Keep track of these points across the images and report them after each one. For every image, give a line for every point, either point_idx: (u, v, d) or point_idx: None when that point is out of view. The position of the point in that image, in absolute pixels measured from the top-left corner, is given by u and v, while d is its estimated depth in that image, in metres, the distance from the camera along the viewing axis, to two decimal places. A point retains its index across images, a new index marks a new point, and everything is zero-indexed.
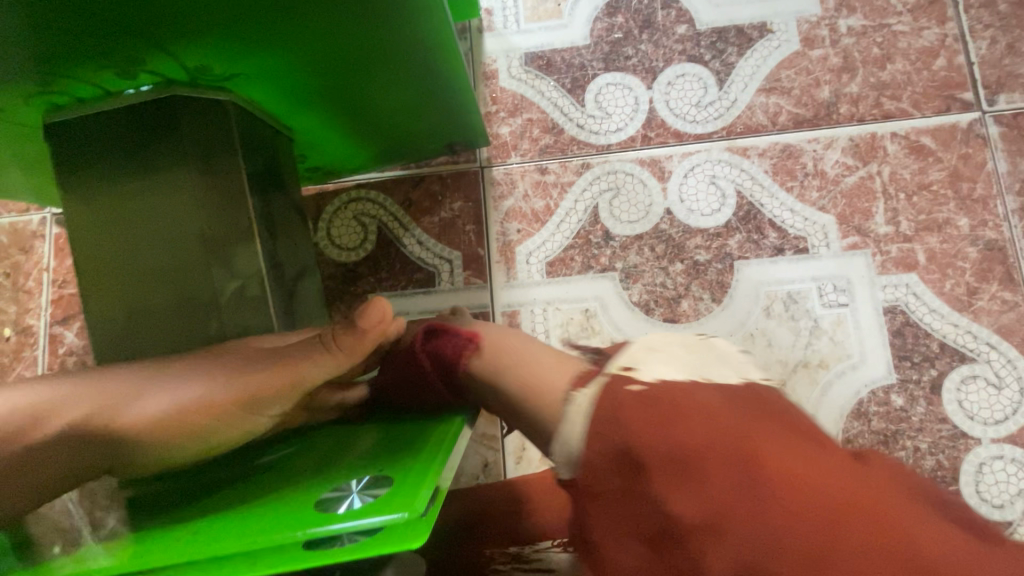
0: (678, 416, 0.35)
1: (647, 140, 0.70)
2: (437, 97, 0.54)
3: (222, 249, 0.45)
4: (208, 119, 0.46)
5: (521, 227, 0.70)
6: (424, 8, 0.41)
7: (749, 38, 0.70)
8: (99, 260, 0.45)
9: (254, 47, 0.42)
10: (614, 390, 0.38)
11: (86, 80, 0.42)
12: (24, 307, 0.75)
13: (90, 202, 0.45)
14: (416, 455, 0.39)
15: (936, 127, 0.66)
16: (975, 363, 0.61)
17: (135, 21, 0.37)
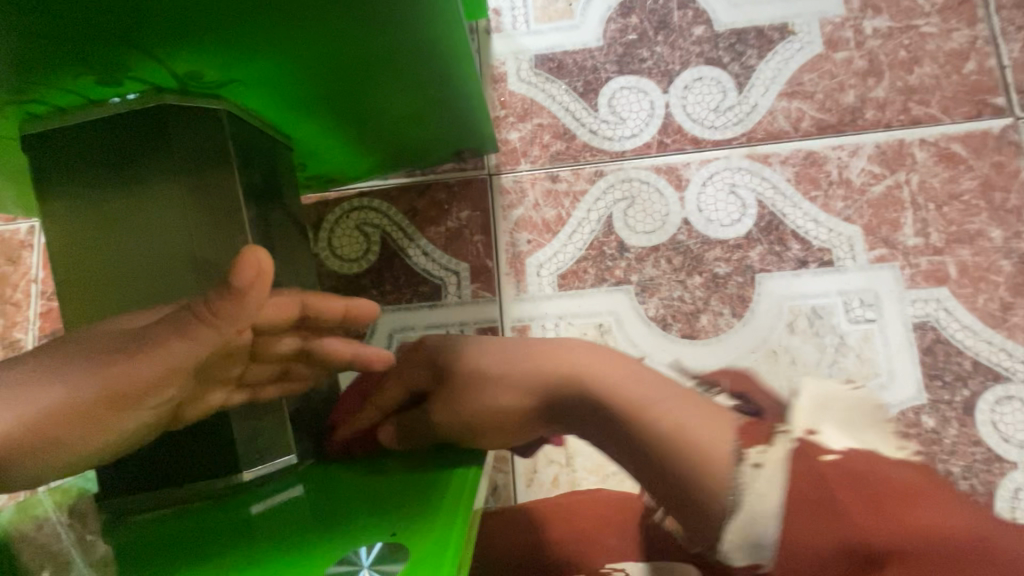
0: (880, 497, 0.40)
1: (663, 146, 0.67)
2: (444, 103, 0.51)
3: (215, 271, 0.41)
4: (200, 130, 0.42)
5: (531, 237, 0.67)
6: (437, 10, 0.39)
7: (769, 39, 0.67)
8: (82, 281, 0.42)
9: (250, 54, 0.39)
10: (804, 455, 0.42)
11: (66, 89, 0.39)
12: (9, 321, 0.72)
13: (70, 219, 0.42)
14: (432, 518, 0.36)
15: (967, 133, 0.63)
16: (1010, 383, 0.59)
17: (122, 26, 0.34)
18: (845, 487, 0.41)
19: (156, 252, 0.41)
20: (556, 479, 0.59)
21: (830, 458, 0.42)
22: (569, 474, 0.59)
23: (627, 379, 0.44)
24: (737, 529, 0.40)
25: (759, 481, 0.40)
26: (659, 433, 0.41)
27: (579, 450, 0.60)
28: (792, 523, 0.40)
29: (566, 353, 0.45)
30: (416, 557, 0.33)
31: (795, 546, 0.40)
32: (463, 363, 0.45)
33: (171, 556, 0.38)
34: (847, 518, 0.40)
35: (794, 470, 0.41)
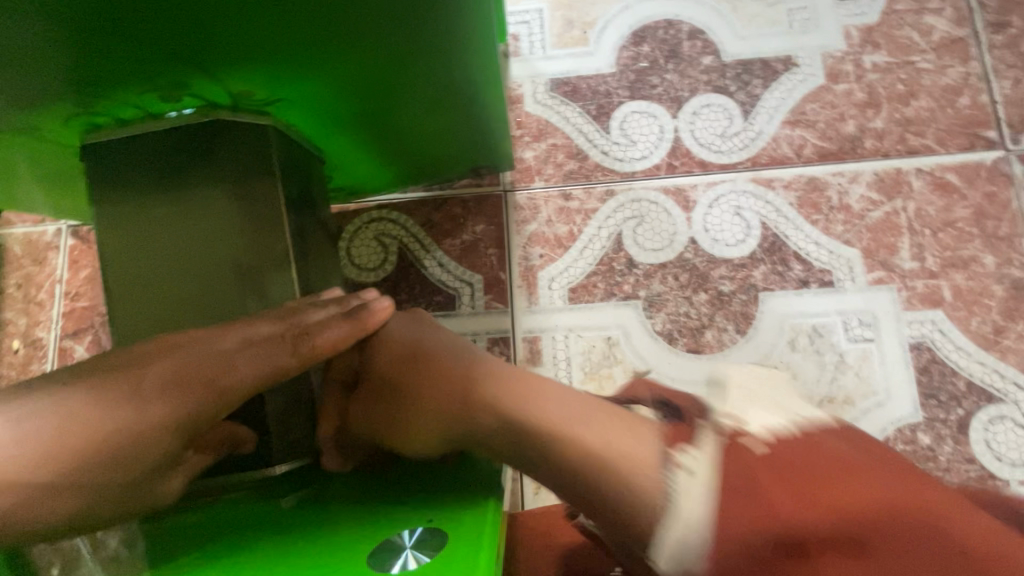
0: (816, 477, 0.35)
1: (671, 168, 0.70)
2: (469, 115, 0.53)
3: (257, 275, 0.44)
4: (250, 143, 0.45)
5: (543, 252, 0.69)
6: (474, 44, 0.43)
7: (774, 70, 0.71)
8: (130, 283, 0.44)
9: (297, 67, 0.41)
10: (731, 451, 0.37)
11: (128, 102, 0.42)
12: (34, 319, 0.74)
13: (121, 225, 0.44)
14: (458, 522, 0.39)
15: (961, 164, 0.67)
16: (1002, 404, 0.61)
17: (190, 46, 0.37)
18: (771, 478, 0.35)
19: (202, 258, 0.44)
20: None
21: (756, 454, 0.36)
22: None
23: (604, 422, 0.39)
24: (667, 550, 0.35)
25: (691, 486, 0.36)
26: (606, 480, 0.38)
27: None
28: (724, 524, 0.34)
29: (506, 380, 0.42)
30: (453, 545, 0.37)
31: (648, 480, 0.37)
32: (385, 370, 0.44)
33: (209, 547, 0.41)
34: (769, 506, 0.34)
35: (719, 469, 0.36)
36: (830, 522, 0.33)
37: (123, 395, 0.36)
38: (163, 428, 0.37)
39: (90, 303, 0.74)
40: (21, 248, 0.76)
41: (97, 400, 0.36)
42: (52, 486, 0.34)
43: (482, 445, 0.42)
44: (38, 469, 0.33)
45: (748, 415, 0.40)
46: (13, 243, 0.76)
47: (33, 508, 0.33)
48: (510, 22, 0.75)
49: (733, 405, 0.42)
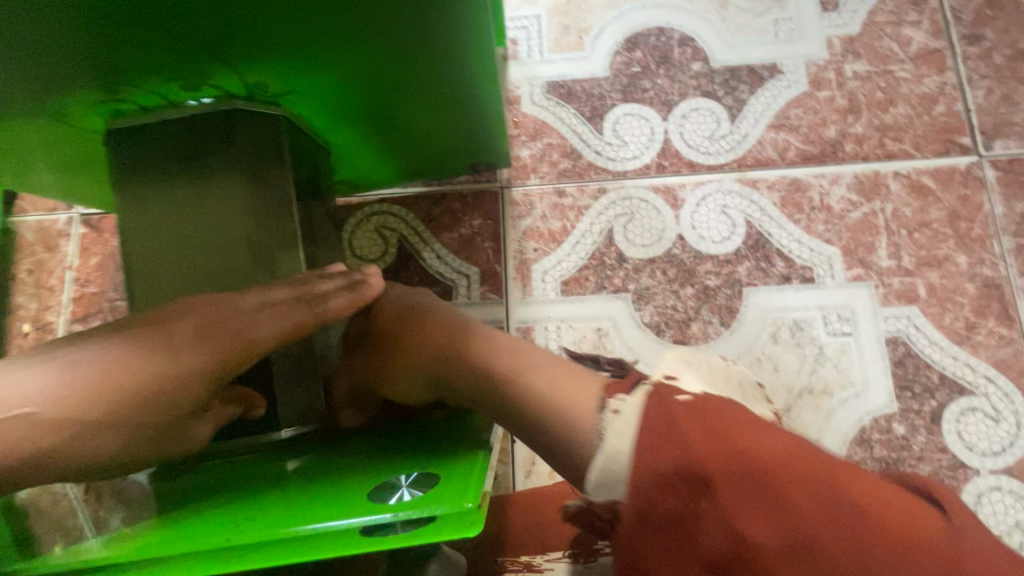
0: (726, 432, 0.37)
1: (661, 168, 0.73)
2: (470, 109, 0.55)
3: (267, 253, 0.47)
4: (262, 131, 0.48)
5: (537, 246, 0.72)
6: (474, 49, 0.46)
7: (760, 77, 0.74)
8: (146, 258, 0.47)
9: (307, 61, 0.44)
10: (661, 400, 0.40)
11: (151, 90, 0.45)
12: (43, 304, 0.76)
13: (140, 204, 0.47)
14: (454, 467, 0.39)
15: (936, 168, 0.70)
16: (973, 396, 0.64)
17: (212, 37, 0.40)
18: (690, 419, 0.38)
19: (217, 236, 0.46)
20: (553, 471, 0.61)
21: (679, 402, 0.39)
22: None
23: (564, 379, 0.44)
24: (598, 466, 0.39)
25: (614, 426, 0.39)
26: (544, 419, 0.42)
27: None
28: (642, 450, 0.38)
29: (493, 342, 0.47)
30: (450, 479, 0.37)
31: (658, 462, 0.37)
32: (384, 323, 0.50)
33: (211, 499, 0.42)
34: (682, 438, 0.37)
35: (646, 413, 0.39)
36: (763, 477, 0.35)
37: (155, 343, 0.39)
38: (191, 374, 0.40)
39: (99, 289, 0.76)
40: (33, 235, 0.79)
41: (131, 347, 0.39)
42: (90, 422, 0.36)
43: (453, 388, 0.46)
44: (78, 406, 0.36)
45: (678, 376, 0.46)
46: (26, 230, 0.79)
47: (82, 447, 0.36)
48: (509, 27, 0.78)
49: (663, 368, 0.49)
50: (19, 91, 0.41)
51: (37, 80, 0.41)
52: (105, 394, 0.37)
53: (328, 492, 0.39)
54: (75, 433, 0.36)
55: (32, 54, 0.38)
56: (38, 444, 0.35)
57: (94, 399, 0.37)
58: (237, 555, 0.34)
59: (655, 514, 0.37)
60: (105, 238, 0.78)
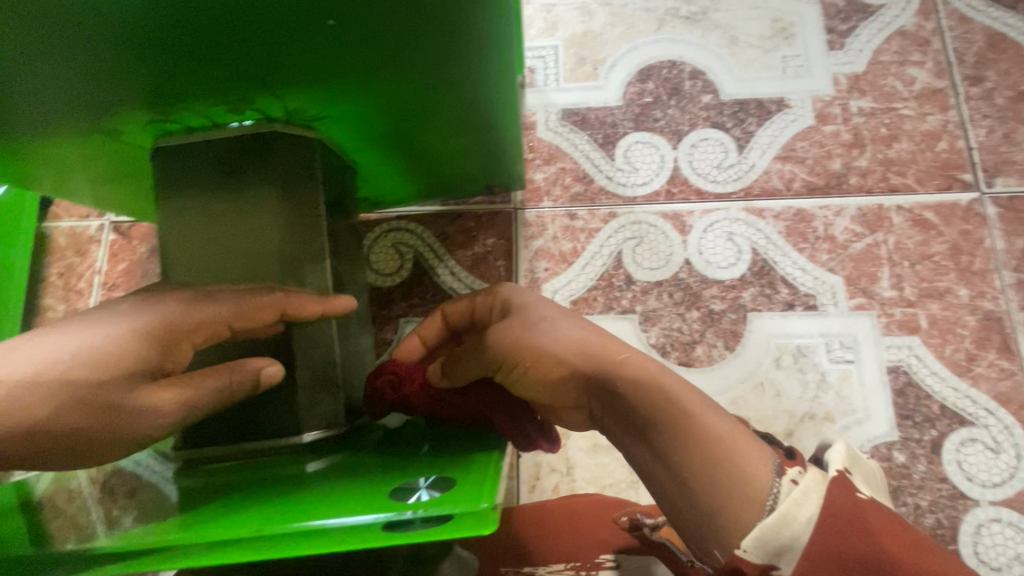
0: (913, 546, 0.38)
1: (670, 195, 0.76)
2: (490, 134, 0.58)
3: (296, 266, 0.50)
4: (298, 152, 0.51)
5: (548, 266, 0.75)
6: (496, 82, 0.49)
7: (767, 110, 0.77)
8: (182, 267, 0.50)
9: (343, 90, 0.47)
10: (848, 492, 0.40)
11: (198, 112, 0.48)
12: (72, 306, 0.80)
13: (181, 217, 0.50)
14: (470, 471, 0.41)
15: (938, 203, 0.72)
16: (973, 427, 0.65)
17: (259, 66, 0.43)
18: (878, 520, 0.39)
19: (251, 248, 0.50)
20: (558, 488, 0.64)
21: (861, 496, 0.40)
22: (569, 483, 0.64)
23: (721, 414, 0.44)
24: (778, 513, 0.39)
25: (795, 489, 0.40)
26: (705, 457, 0.41)
27: (579, 462, 0.65)
28: (824, 535, 0.38)
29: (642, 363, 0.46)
30: (465, 483, 0.39)
31: (834, 548, 0.38)
32: (531, 328, 0.48)
33: (236, 498, 0.44)
34: (874, 538, 0.38)
35: (828, 499, 0.39)
36: None
37: (119, 313, 0.44)
38: (140, 337, 0.42)
39: (125, 294, 0.79)
40: (65, 240, 0.82)
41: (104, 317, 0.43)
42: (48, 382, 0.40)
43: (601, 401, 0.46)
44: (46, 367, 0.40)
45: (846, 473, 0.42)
46: (59, 235, 0.82)
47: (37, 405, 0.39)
48: (528, 56, 0.82)
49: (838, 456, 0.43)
50: (79, 108, 0.45)
51: (96, 99, 0.45)
52: (62, 355, 0.41)
53: (347, 493, 0.41)
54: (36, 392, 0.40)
55: (93, 75, 0.42)
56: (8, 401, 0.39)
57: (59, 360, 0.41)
58: (264, 543, 0.35)
59: None
60: (134, 245, 0.81)
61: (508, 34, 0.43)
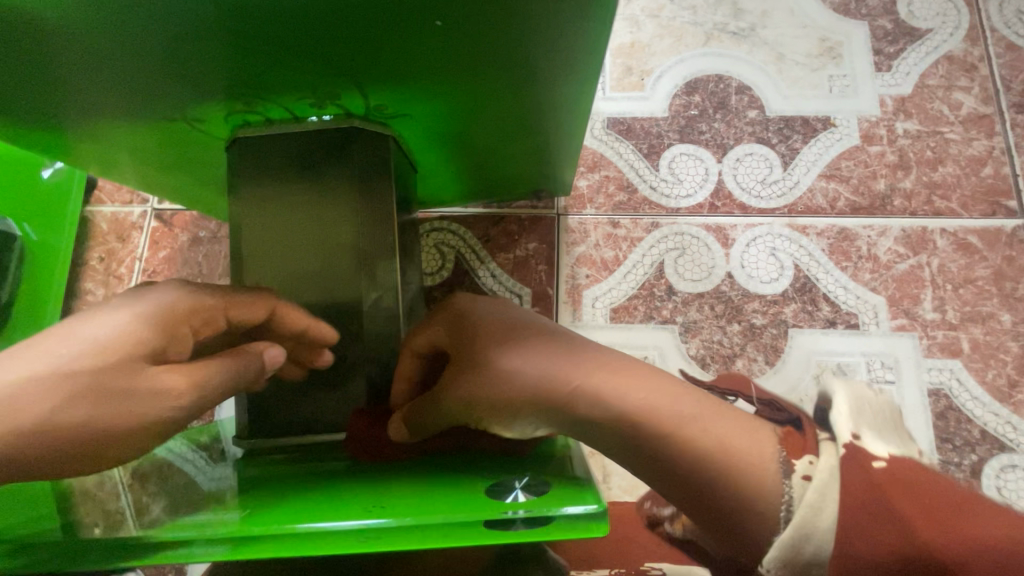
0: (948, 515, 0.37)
1: (714, 208, 0.76)
2: (553, 139, 0.59)
3: (370, 262, 0.52)
4: (374, 149, 0.52)
5: (590, 273, 0.75)
6: (574, 96, 0.51)
7: (813, 129, 0.78)
8: (258, 256, 0.52)
9: (425, 92, 0.48)
10: (868, 470, 0.38)
11: (282, 104, 0.49)
12: (111, 291, 0.80)
13: (258, 205, 0.52)
14: (556, 475, 0.43)
15: (982, 228, 0.72)
16: (1014, 453, 0.65)
17: (356, 65, 0.44)
18: (902, 494, 0.38)
19: (326, 241, 0.52)
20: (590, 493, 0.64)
21: (879, 465, 0.38)
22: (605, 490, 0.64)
23: (713, 413, 0.42)
24: (797, 524, 0.37)
25: (809, 493, 0.38)
26: (710, 467, 0.40)
27: (615, 470, 0.65)
28: (857, 526, 0.37)
29: (608, 384, 0.43)
30: (556, 487, 0.40)
31: (864, 546, 0.37)
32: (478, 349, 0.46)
33: (319, 486, 0.45)
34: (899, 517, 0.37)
35: (845, 487, 0.37)
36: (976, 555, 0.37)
37: (117, 304, 0.42)
38: (141, 326, 0.40)
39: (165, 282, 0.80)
40: (106, 225, 0.82)
41: (100, 310, 0.41)
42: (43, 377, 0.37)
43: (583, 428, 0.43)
44: (40, 361, 0.38)
45: (869, 438, 0.39)
46: (100, 220, 0.83)
47: (34, 402, 0.37)
48: None
49: (850, 420, 0.40)
50: (171, 97, 0.46)
51: (192, 89, 0.45)
52: (55, 347, 0.39)
53: (433, 487, 0.43)
54: (35, 387, 0.37)
55: (193, 65, 0.42)
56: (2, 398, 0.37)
57: (55, 355, 0.38)
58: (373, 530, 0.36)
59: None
60: (176, 234, 0.81)
61: (603, 52, 0.44)
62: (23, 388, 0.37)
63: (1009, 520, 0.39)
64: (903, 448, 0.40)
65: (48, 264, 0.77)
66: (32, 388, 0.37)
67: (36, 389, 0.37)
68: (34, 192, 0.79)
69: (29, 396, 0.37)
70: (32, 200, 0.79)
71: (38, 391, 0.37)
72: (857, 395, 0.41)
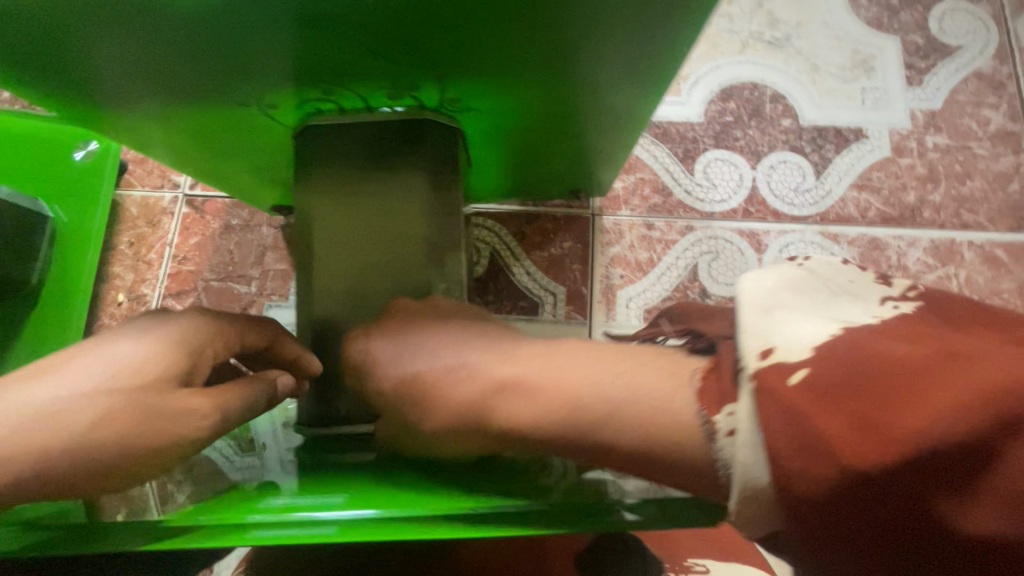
0: (893, 408, 0.29)
1: (748, 213, 0.77)
2: (609, 138, 0.60)
3: (439, 254, 0.52)
4: (444, 142, 0.53)
5: (624, 273, 0.76)
6: (642, 100, 0.52)
7: (845, 139, 0.79)
8: (329, 246, 0.52)
9: (500, 88, 0.49)
10: (779, 395, 0.30)
11: (360, 94, 0.49)
12: (140, 276, 0.79)
13: (330, 196, 0.52)
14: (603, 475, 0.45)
15: (1009, 242, 0.74)
16: None
17: (444, 57, 0.44)
18: (823, 410, 0.29)
19: (396, 234, 0.52)
20: None
21: (794, 384, 0.30)
22: None
23: (598, 363, 0.39)
24: (738, 493, 0.32)
25: (738, 451, 0.32)
26: (614, 430, 0.36)
27: None
28: (781, 465, 0.30)
29: (505, 370, 0.41)
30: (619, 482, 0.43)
31: (803, 492, 0.30)
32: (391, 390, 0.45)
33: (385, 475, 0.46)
34: (825, 439, 0.29)
35: (769, 433, 0.30)
36: (945, 451, 0.27)
37: (144, 327, 0.42)
38: (175, 346, 0.41)
39: (195, 268, 0.79)
40: (136, 209, 0.81)
41: (126, 333, 0.41)
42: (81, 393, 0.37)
43: (485, 431, 0.41)
44: (73, 380, 0.37)
45: (780, 342, 0.32)
46: (130, 204, 0.82)
47: (74, 416, 0.36)
48: None
49: (755, 332, 0.33)
50: (249, 82, 0.46)
51: (273, 76, 0.46)
52: (87, 365, 0.38)
53: (499, 477, 0.44)
54: (71, 403, 0.36)
55: (284, 55, 0.43)
56: (37, 417, 0.36)
57: (88, 374, 0.38)
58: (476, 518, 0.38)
59: (842, 526, 0.30)
60: (207, 220, 0.81)
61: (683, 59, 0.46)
62: (57, 406, 0.36)
63: (976, 372, 0.28)
64: (833, 325, 0.33)
65: (77, 248, 0.76)
66: (70, 403, 0.36)
67: (74, 404, 0.36)
68: (66, 174, 0.78)
69: (66, 413, 0.36)
70: (64, 181, 0.78)
71: (77, 404, 0.36)
72: (760, 297, 0.34)
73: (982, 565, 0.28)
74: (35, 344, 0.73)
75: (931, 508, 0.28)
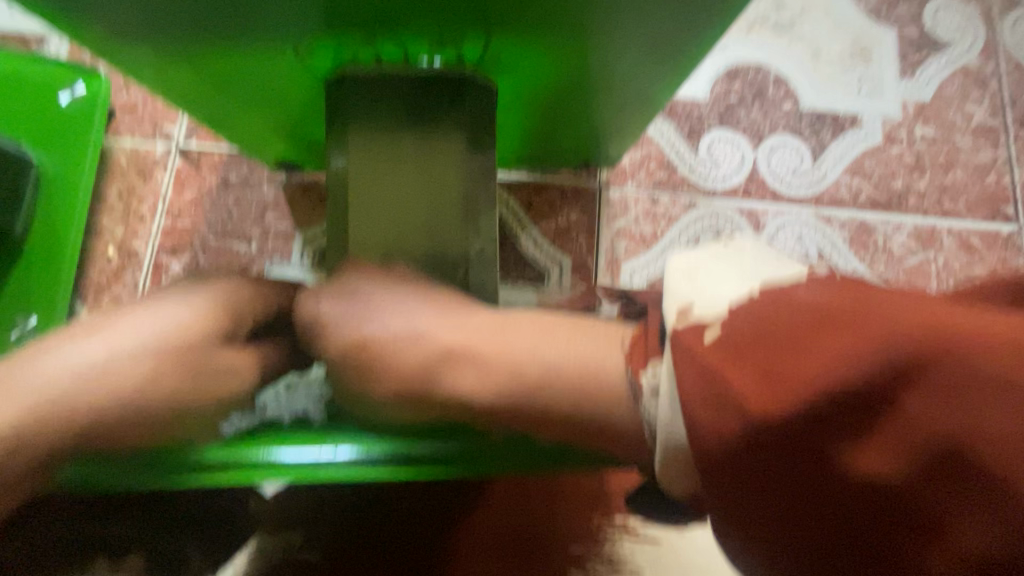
0: (785, 355, 0.31)
1: (747, 193, 0.80)
2: (632, 112, 0.61)
3: (475, 212, 0.53)
4: (481, 100, 0.54)
5: (628, 246, 0.78)
6: (675, 77, 0.53)
7: (842, 125, 0.82)
8: (365, 197, 0.51)
9: (541, 50, 0.50)
10: (695, 349, 0.33)
11: (402, 44, 0.49)
12: (131, 230, 0.76)
13: (368, 146, 0.51)
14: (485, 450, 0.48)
15: (983, 230, 0.79)
16: None
17: (498, 14, 0.44)
18: (734, 360, 0.32)
19: (433, 190, 0.51)
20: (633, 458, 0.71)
21: (709, 335, 0.34)
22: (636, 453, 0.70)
23: (548, 335, 0.42)
24: (660, 447, 0.36)
25: (662, 406, 0.35)
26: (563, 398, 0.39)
27: None
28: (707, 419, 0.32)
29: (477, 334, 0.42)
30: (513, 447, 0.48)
31: (716, 440, 0.32)
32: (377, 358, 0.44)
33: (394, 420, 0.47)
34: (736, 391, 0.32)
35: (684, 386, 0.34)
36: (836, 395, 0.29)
37: None
38: None
39: (191, 224, 0.76)
40: (126, 160, 0.77)
41: None
42: None
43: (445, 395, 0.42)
44: None
45: (696, 300, 0.36)
46: (118, 155, 0.78)
47: None
48: None
49: (676, 294, 0.37)
50: (290, 24, 0.45)
51: (315, 23, 0.45)
52: None
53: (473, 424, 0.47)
54: None
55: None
56: None
57: None
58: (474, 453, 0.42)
59: (767, 476, 0.31)
60: (203, 175, 0.78)
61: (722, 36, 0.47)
62: None
63: (869, 322, 0.30)
64: (751, 284, 0.35)
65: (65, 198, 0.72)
66: None
67: None
68: (50, 118, 0.74)
69: None
70: (48, 125, 0.73)
71: None
72: (687, 265, 0.39)
73: (872, 510, 0.29)
74: (17, 296, 0.69)
75: (840, 457, 0.29)
